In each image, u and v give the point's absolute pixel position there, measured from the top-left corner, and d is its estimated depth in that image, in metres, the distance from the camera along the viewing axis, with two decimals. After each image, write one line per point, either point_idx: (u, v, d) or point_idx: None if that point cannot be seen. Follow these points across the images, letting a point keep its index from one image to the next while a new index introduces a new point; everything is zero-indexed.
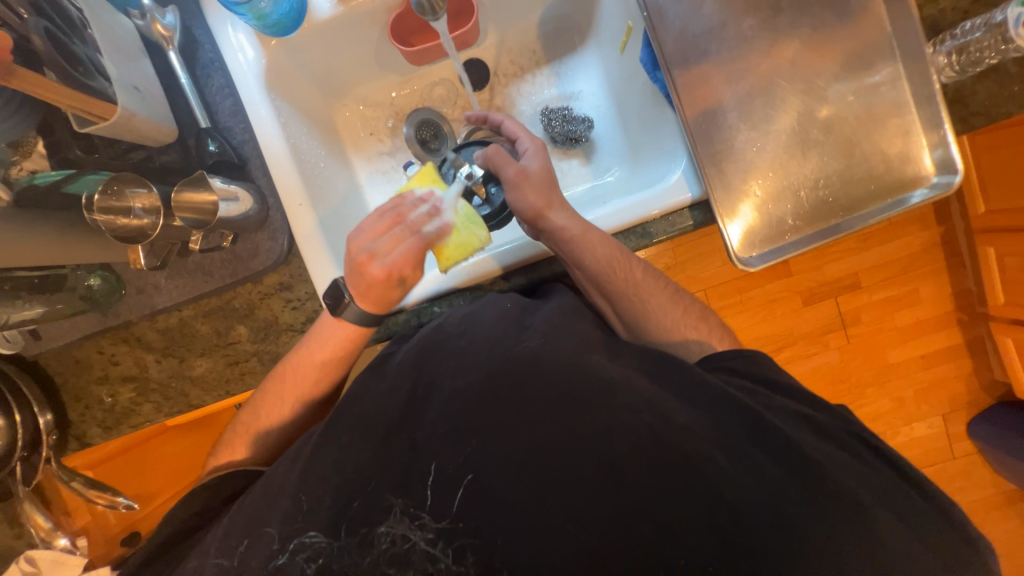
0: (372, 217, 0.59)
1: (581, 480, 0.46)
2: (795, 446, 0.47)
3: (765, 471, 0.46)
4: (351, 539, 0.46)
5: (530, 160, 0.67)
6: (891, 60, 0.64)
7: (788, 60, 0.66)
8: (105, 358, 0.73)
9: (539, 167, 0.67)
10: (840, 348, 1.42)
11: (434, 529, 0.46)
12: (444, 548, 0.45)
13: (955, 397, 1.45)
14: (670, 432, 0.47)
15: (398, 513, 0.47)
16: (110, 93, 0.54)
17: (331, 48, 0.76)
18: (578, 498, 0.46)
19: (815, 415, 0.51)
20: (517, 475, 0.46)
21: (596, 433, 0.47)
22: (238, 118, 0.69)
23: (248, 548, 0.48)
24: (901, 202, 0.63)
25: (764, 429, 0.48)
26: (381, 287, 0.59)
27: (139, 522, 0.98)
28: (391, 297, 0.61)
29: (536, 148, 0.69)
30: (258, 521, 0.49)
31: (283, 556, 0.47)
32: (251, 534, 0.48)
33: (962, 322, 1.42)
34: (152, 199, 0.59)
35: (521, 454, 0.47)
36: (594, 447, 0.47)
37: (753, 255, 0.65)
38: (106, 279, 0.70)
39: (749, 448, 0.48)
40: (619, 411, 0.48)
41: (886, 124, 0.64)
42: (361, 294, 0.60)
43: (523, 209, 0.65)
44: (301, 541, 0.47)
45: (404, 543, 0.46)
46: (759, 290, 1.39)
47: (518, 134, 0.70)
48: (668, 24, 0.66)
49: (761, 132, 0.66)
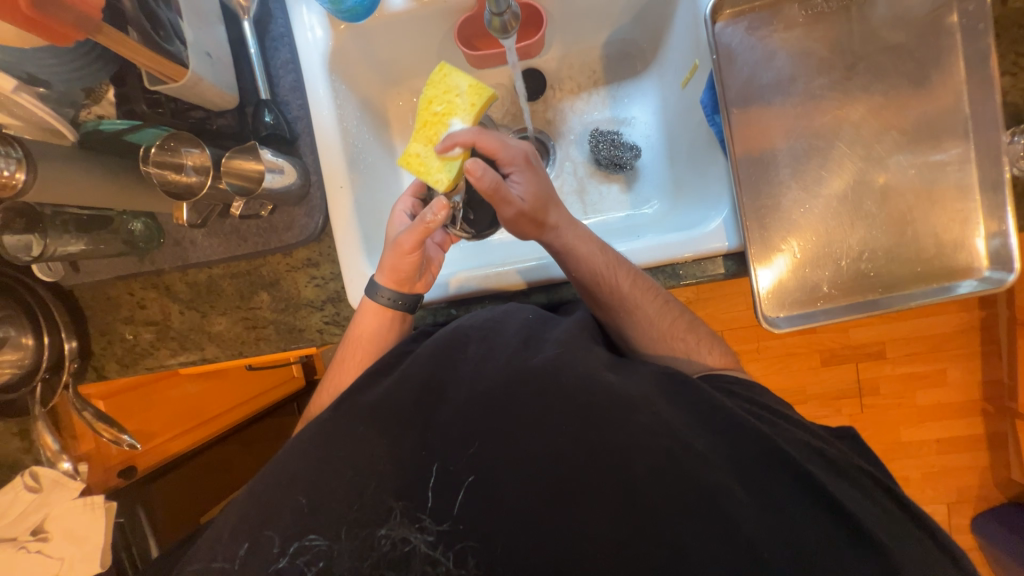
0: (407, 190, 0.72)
1: (598, 512, 0.45)
2: (828, 512, 0.44)
3: (792, 528, 0.44)
4: (351, 543, 0.45)
5: (524, 183, 0.62)
6: (964, 140, 0.61)
7: (855, 124, 0.63)
8: (134, 300, 0.77)
9: (542, 191, 0.63)
10: (851, 415, 1.38)
11: (434, 532, 0.45)
12: (444, 552, 0.44)
13: (965, 488, 1.39)
14: (696, 477, 0.45)
15: (398, 515, 0.45)
16: (184, 57, 0.57)
17: (395, 40, 0.77)
18: (594, 519, 0.45)
19: (857, 485, 0.48)
20: (528, 486, 0.46)
21: (613, 453, 0.46)
22: (296, 93, 0.71)
23: (247, 553, 0.45)
24: (947, 288, 0.61)
25: (796, 493, 0.45)
26: (393, 254, 0.62)
27: (137, 458, 0.98)
28: (406, 272, 0.63)
29: (527, 169, 0.63)
30: (259, 518, 0.47)
31: (284, 559, 0.45)
32: (252, 536, 0.46)
33: (987, 413, 1.36)
34: (203, 159, 0.61)
35: (541, 468, 0.46)
36: (611, 470, 0.46)
37: (781, 316, 0.64)
38: (147, 226, 0.73)
39: (779, 510, 0.44)
40: (630, 450, 0.46)
41: (945, 207, 0.62)
42: (381, 268, 0.64)
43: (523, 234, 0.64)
44: (301, 545, 0.45)
45: (404, 546, 0.44)
46: (778, 342, 1.35)
47: (495, 151, 0.62)
48: (737, 69, 0.64)
49: (811, 194, 0.64)
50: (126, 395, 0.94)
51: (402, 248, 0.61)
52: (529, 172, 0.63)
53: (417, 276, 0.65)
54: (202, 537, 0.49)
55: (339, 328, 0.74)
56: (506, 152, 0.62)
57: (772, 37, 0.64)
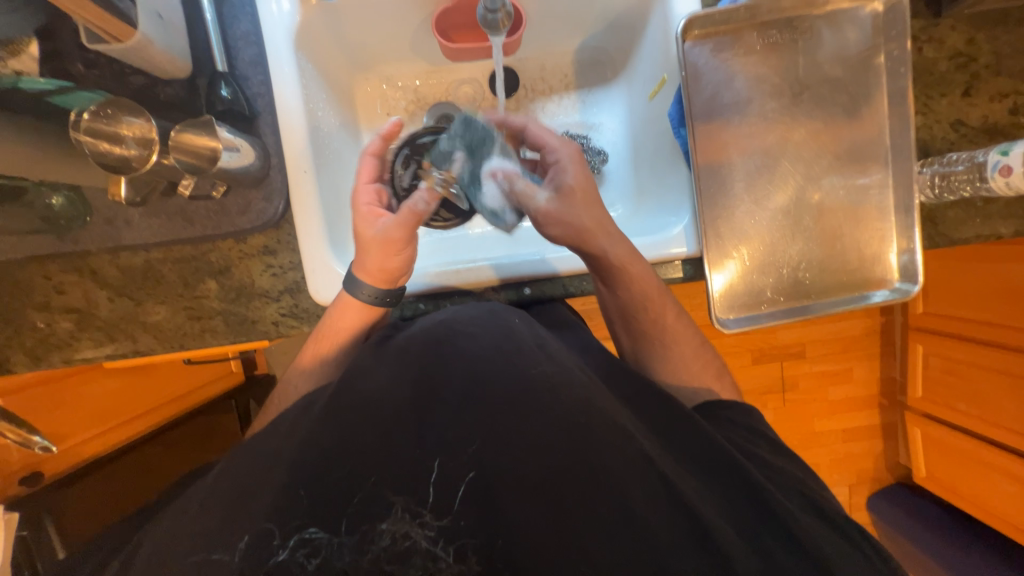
0: (367, 158, 0.66)
1: (596, 509, 0.44)
2: (781, 506, 0.47)
3: (759, 515, 0.47)
4: (351, 536, 0.42)
5: (565, 175, 0.64)
6: (884, 168, 0.69)
7: (798, 145, 0.70)
8: (50, 285, 0.68)
9: (579, 185, 0.64)
10: (775, 408, 1.53)
11: (435, 527, 0.43)
12: (445, 546, 0.42)
13: (864, 472, 1.60)
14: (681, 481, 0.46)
15: (399, 511, 0.43)
16: (133, 16, 0.52)
17: (368, 24, 0.73)
18: (598, 530, 0.44)
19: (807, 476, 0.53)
20: (530, 495, 0.44)
21: (609, 470, 0.45)
22: (257, 68, 0.67)
23: (246, 546, 0.42)
24: (863, 297, 0.70)
25: (759, 483, 0.48)
26: (383, 252, 0.63)
27: (45, 463, 0.89)
28: (393, 271, 0.64)
29: (573, 164, 0.65)
30: (247, 517, 0.43)
31: (283, 552, 0.42)
32: (251, 527, 0.42)
33: (883, 406, 1.56)
34: (146, 131, 0.55)
35: (537, 479, 0.45)
36: (609, 483, 0.45)
37: (730, 317, 0.69)
38: (70, 202, 0.65)
39: (739, 499, 0.48)
40: (614, 459, 0.46)
41: (869, 226, 0.70)
42: (365, 268, 0.64)
43: (576, 226, 0.62)
44: (300, 538, 0.42)
45: (404, 542, 0.42)
46: (716, 341, 1.46)
47: (545, 140, 0.67)
48: (702, 86, 0.69)
49: (761, 207, 0.70)
50: (31, 392, 0.85)
51: (392, 246, 0.63)
52: (577, 168, 0.65)
53: (403, 273, 0.66)
54: (158, 539, 0.45)
55: (297, 321, 0.70)
56: (554, 143, 0.66)
57: (734, 60, 0.68)
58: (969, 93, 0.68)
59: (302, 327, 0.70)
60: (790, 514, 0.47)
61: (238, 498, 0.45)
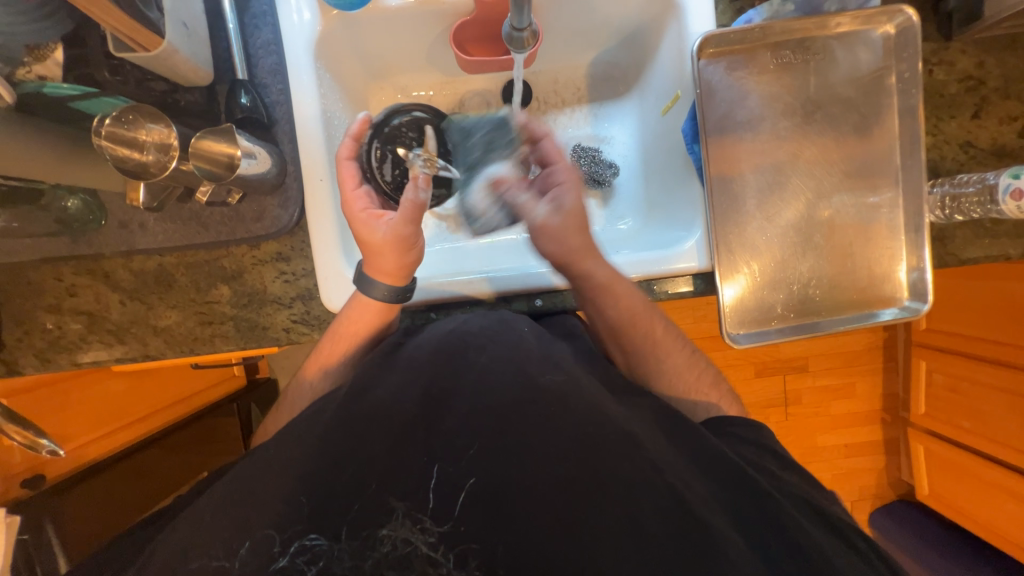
0: (347, 163, 0.64)
1: (605, 522, 0.44)
2: (791, 523, 0.47)
3: (767, 529, 0.46)
4: (351, 542, 0.42)
5: (565, 196, 0.65)
6: (894, 186, 0.70)
7: (809, 163, 0.71)
8: (62, 287, 0.68)
9: (576, 208, 0.65)
10: (778, 422, 1.52)
11: (436, 533, 0.42)
12: (446, 553, 0.42)
13: (866, 488, 1.59)
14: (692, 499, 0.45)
15: (399, 516, 0.43)
16: (160, 25, 0.53)
17: (386, 35, 0.74)
18: (605, 543, 0.43)
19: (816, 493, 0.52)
20: (539, 507, 0.44)
21: (618, 483, 0.45)
22: (276, 77, 0.68)
23: (247, 551, 0.42)
24: (873, 314, 0.70)
25: (768, 497, 0.48)
26: (398, 250, 0.63)
27: (48, 464, 0.89)
28: (408, 268, 0.65)
29: (572, 188, 0.66)
30: (253, 519, 0.43)
31: (284, 558, 0.42)
32: (251, 534, 0.43)
33: (886, 422, 1.56)
34: (166, 136, 0.55)
35: (547, 491, 0.44)
36: (617, 497, 0.44)
37: (741, 332, 0.69)
38: (85, 204, 0.65)
39: (748, 512, 0.47)
40: (626, 472, 0.45)
41: (879, 245, 0.70)
42: (380, 269, 0.64)
43: (565, 250, 0.64)
44: (301, 544, 0.42)
45: (404, 547, 0.42)
46: (720, 353, 1.46)
47: (554, 158, 0.69)
48: (716, 103, 0.69)
49: (772, 223, 0.70)
50: (36, 393, 0.85)
51: (405, 242, 0.64)
52: (576, 192, 0.66)
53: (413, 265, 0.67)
54: (164, 543, 0.44)
55: (308, 327, 0.70)
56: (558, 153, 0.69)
57: (748, 79, 0.69)
58: (978, 116, 0.69)
59: (312, 334, 0.70)
60: (801, 534, 0.46)
61: (247, 500, 0.45)
